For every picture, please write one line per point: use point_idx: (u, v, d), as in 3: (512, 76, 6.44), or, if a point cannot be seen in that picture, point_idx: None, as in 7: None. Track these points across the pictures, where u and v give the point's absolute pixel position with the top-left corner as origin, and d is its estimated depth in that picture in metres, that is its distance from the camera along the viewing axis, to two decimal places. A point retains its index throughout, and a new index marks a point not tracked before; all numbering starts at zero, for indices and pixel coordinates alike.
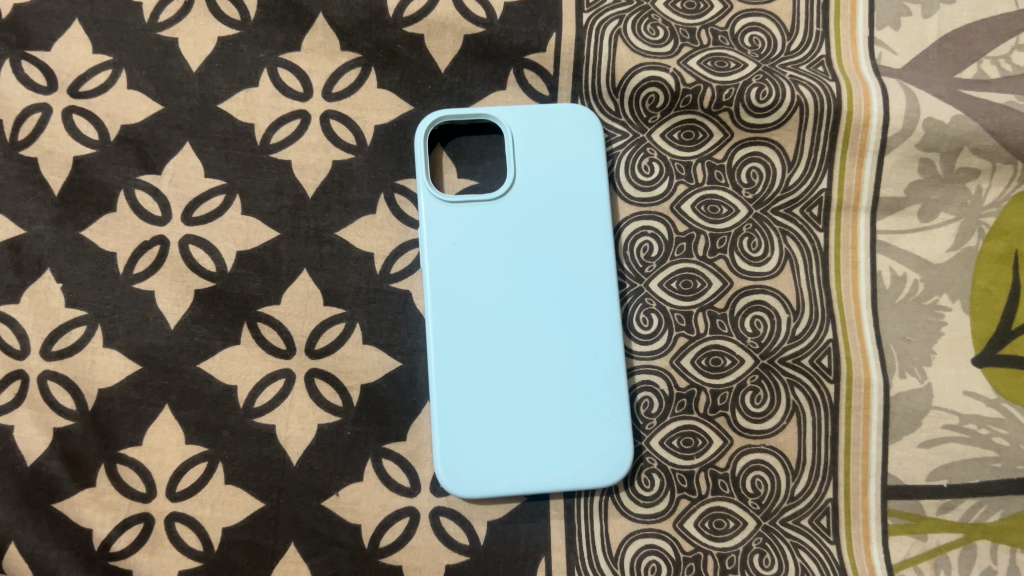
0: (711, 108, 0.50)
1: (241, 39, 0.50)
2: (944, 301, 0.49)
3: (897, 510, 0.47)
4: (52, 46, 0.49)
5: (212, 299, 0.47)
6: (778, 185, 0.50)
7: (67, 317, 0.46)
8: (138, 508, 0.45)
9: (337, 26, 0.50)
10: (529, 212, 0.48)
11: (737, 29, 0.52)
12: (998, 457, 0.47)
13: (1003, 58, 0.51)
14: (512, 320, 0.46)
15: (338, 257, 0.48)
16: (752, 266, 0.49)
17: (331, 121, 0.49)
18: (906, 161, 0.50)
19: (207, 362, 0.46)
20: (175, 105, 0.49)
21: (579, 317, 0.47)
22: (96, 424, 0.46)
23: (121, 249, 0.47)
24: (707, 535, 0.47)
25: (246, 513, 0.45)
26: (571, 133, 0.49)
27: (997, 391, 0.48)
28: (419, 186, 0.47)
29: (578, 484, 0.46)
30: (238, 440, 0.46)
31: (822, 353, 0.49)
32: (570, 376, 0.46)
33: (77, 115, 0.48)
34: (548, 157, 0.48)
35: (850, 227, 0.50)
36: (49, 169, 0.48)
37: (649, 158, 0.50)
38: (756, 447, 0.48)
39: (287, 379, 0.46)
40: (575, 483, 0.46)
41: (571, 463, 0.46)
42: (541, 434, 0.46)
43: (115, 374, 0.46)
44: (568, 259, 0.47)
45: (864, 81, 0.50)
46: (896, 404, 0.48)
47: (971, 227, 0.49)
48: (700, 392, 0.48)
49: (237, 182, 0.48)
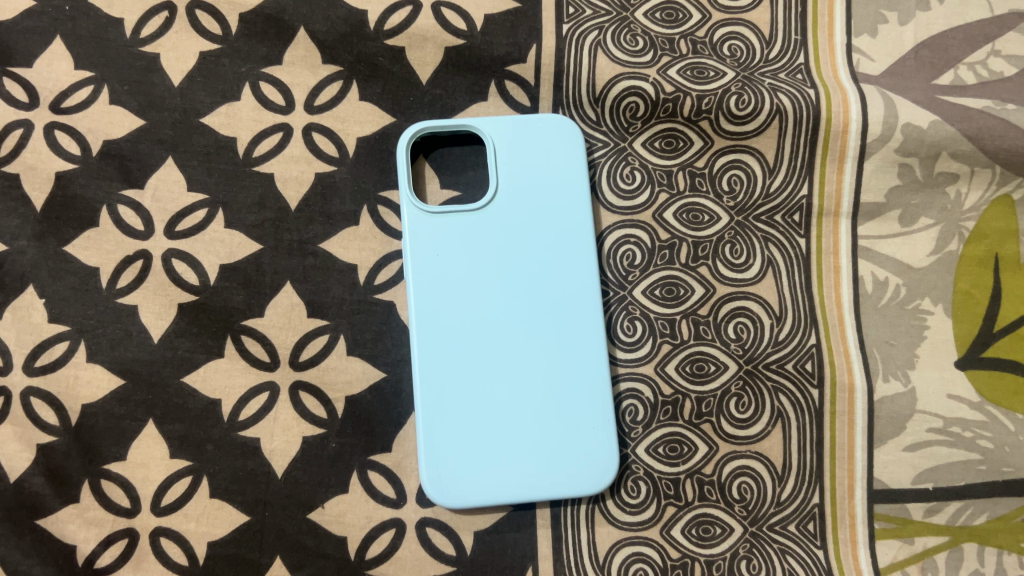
0: (691, 116, 0.50)
1: (222, 53, 0.50)
2: (926, 305, 0.49)
3: (883, 514, 0.47)
4: (33, 62, 0.49)
5: (195, 312, 0.47)
6: (759, 192, 0.50)
7: (49, 333, 0.46)
8: (123, 523, 0.45)
9: (319, 39, 0.50)
10: (516, 222, 0.48)
11: (716, 39, 0.52)
12: (983, 459, 0.48)
13: (979, 64, 0.52)
14: (501, 329, 0.47)
15: (320, 269, 0.48)
16: (735, 273, 0.50)
17: (313, 134, 0.49)
18: (886, 167, 0.50)
19: (190, 376, 0.46)
20: (157, 120, 0.49)
21: (563, 326, 0.47)
22: (79, 440, 0.45)
23: (104, 263, 0.47)
24: (694, 542, 0.47)
25: (232, 527, 0.45)
26: (553, 143, 0.49)
27: (981, 393, 0.48)
28: (402, 198, 0.47)
29: (569, 492, 0.46)
30: (223, 453, 0.46)
31: (805, 358, 0.49)
32: (559, 384, 0.46)
33: (59, 130, 0.48)
34: (533, 166, 0.49)
35: (832, 232, 0.50)
36: (31, 185, 0.48)
37: (630, 167, 0.50)
38: (742, 453, 0.48)
39: (271, 392, 0.46)
40: (566, 491, 0.46)
41: (562, 470, 0.46)
42: (531, 442, 0.46)
43: (98, 389, 0.46)
44: (552, 269, 0.48)
45: (842, 88, 0.51)
46: (880, 407, 0.48)
47: (951, 231, 0.50)
48: (685, 399, 0.48)
49: (219, 196, 0.48)
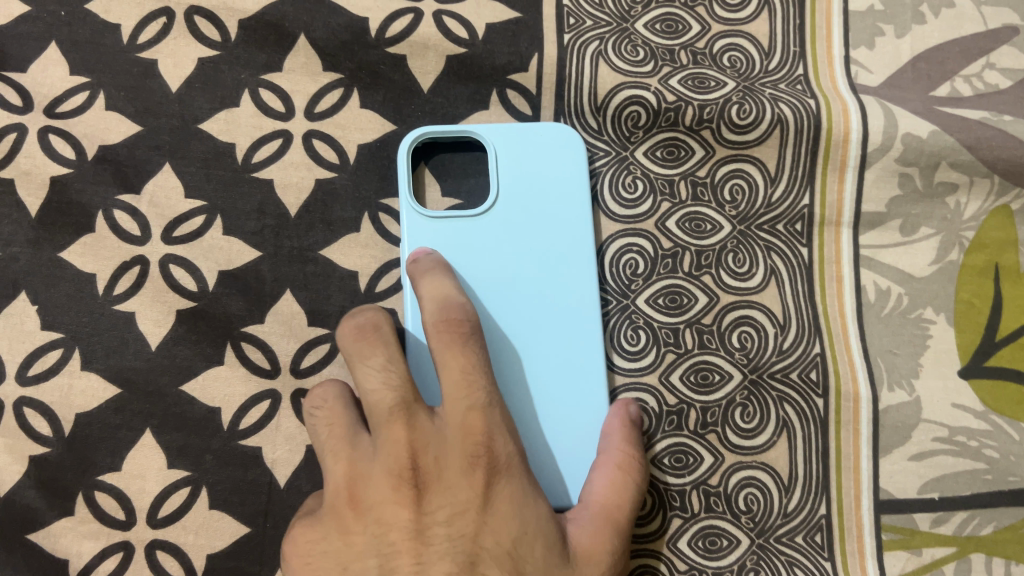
0: (693, 126, 0.50)
1: (222, 59, 0.49)
2: (928, 314, 0.49)
3: (890, 525, 0.47)
4: (27, 67, 0.48)
5: (193, 319, 0.46)
6: (760, 201, 0.50)
7: (42, 341, 0.45)
8: (119, 535, 0.44)
9: (319, 46, 0.50)
10: (523, 227, 0.48)
11: (716, 50, 0.52)
12: (988, 469, 0.47)
13: (975, 76, 0.52)
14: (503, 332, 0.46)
15: (321, 276, 0.47)
16: (737, 282, 0.49)
17: (313, 141, 0.49)
18: (886, 177, 0.50)
19: (188, 384, 0.45)
20: (155, 126, 0.48)
21: (563, 330, 0.46)
22: (73, 450, 0.44)
23: (100, 270, 0.46)
24: (701, 554, 0.46)
25: (231, 539, 0.44)
26: (552, 151, 0.49)
27: (985, 402, 0.48)
28: (403, 204, 0.47)
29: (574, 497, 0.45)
30: (222, 463, 0.44)
31: (810, 367, 0.48)
32: (558, 388, 0.46)
33: (54, 135, 0.48)
34: (539, 172, 0.48)
35: (833, 242, 0.50)
36: (26, 191, 0.47)
37: (632, 176, 0.50)
38: (748, 463, 0.47)
39: (272, 400, 0.45)
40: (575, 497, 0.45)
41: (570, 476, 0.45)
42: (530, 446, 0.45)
43: (93, 398, 0.45)
44: (551, 274, 0.47)
45: (842, 99, 0.51)
46: (885, 417, 0.48)
47: (952, 240, 0.50)
48: (689, 408, 0.48)
49: (218, 202, 0.47)
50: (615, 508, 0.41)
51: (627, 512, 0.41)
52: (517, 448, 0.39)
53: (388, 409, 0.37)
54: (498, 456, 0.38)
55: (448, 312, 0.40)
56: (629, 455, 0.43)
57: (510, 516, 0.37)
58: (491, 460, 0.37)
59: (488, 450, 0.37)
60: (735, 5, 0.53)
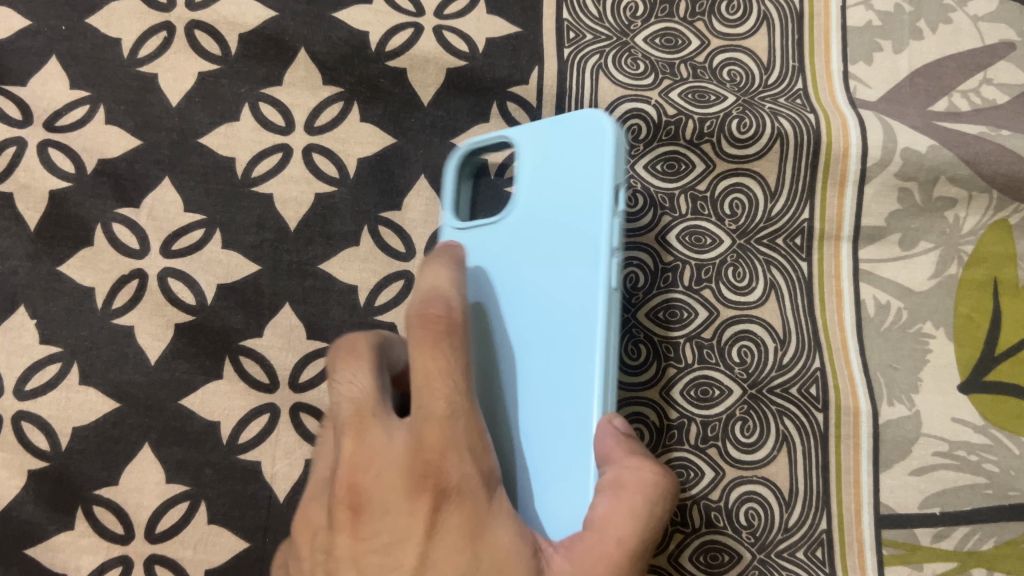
0: (693, 139, 0.50)
1: (222, 73, 0.49)
2: (928, 328, 0.50)
3: (891, 540, 0.47)
4: (27, 81, 0.48)
5: (192, 332, 0.46)
6: (760, 216, 0.50)
7: (41, 355, 0.45)
8: (117, 550, 0.43)
9: (319, 60, 0.50)
10: (536, 226, 0.43)
11: (715, 64, 0.52)
12: (989, 483, 0.47)
13: (972, 91, 0.52)
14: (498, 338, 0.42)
15: (320, 290, 0.47)
16: (737, 296, 0.49)
17: (313, 154, 0.49)
18: (886, 191, 0.50)
19: (188, 398, 0.45)
20: (155, 140, 0.48)
21: (562, 338, 0.40)
22: (71, 464, 0.44)
23: (99, 283, 0.46)
24: (702, 569, 0.46)
25: (231, 553, 0.43)
26: (575, 141, 0.43)
27: (984, 416, 0.48)
28: (443, 214, 0.47)
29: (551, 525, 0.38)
30: (222, 477, 0.44)
31: (810, 382, 0.48)
32: (551, 406, 0.40)
33: (53, 148, 0.48)
34: (559, 164, 0.43)
35: (833, 256, 0.50)
36: (25, 204, 0.47)
37: (633, 189, 0.50)
38: (748, 478, 0.47)
39: (272, 414, 0.45)
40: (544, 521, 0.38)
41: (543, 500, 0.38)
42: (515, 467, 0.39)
43: (92, 412, 0.45)
44: (554, 276, 0.42)
45: (841, 113, 0.51)
46: (885, 431, 0.48)
47: (951, 255, 0.50)
48: (690, 423, 0.47)
49: (217, 216, 0.47)
50: (616, 539, 0.34)
51: (626, 546, 0.34)
52: (477, 470, 0.34)
53: (343, 418, 0.35)
54: (451, 479, 0.33)
55: (427, 307, 0.36)
56: (629, 481, 0.36)
57: (460, 545, 0.33)
58: (439, 483, 0.33)
59: (437, 472, 0.33)
60: (734, 20, 0.53)
